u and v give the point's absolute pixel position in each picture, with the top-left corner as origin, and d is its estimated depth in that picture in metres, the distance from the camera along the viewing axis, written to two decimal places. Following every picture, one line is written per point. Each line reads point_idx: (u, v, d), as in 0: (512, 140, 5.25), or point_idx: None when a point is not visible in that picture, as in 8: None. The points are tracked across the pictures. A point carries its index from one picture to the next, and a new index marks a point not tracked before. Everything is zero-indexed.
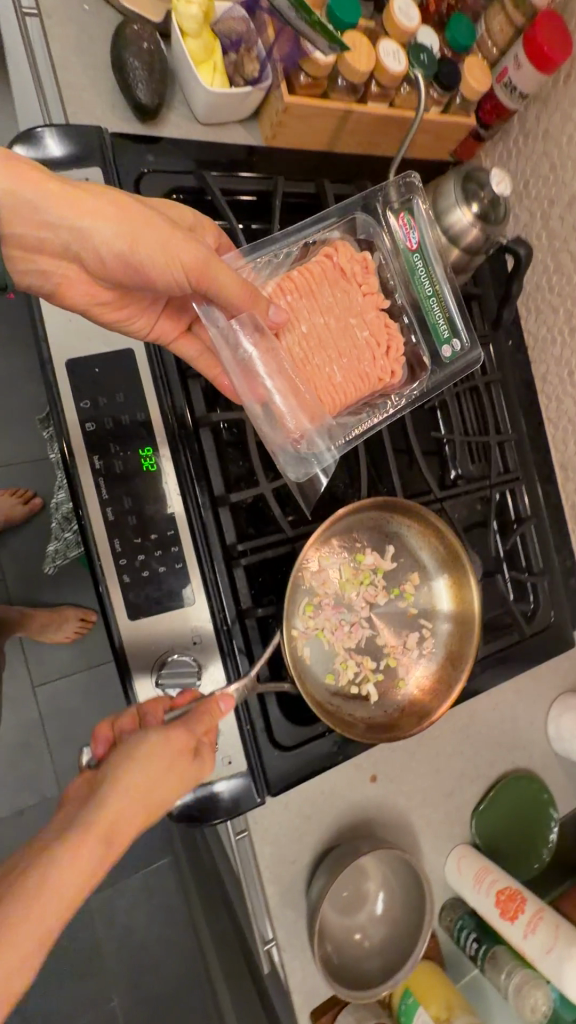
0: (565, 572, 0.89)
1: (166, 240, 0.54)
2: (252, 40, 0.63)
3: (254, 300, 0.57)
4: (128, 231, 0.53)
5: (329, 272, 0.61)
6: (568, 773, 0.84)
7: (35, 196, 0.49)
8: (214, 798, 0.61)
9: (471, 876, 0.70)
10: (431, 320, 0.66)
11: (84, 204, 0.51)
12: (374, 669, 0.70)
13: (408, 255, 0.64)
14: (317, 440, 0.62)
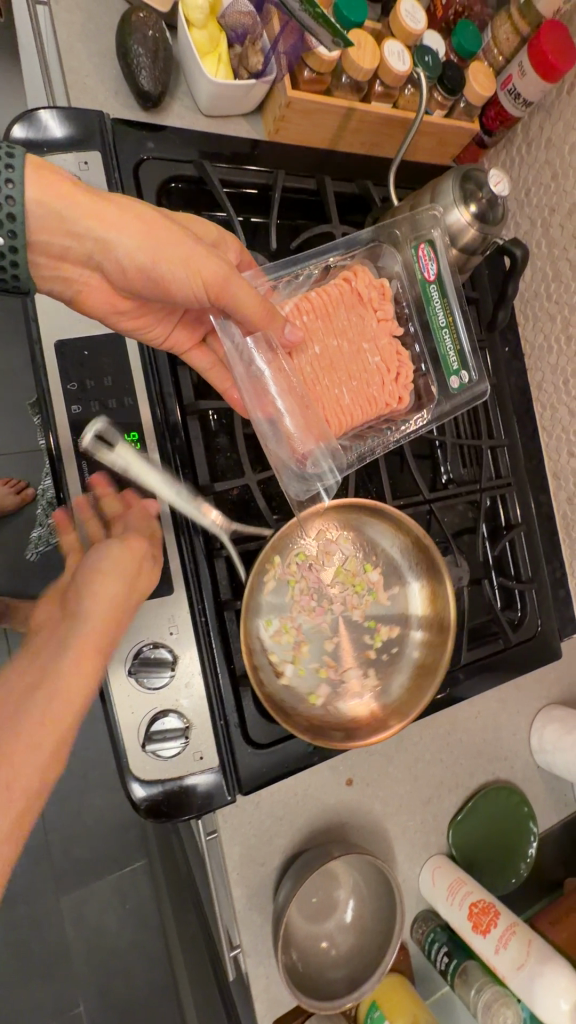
0: (555, 582, 0.87)
1: (191, 254, 0.54)
2: (257, 32, 0.63)
3: (270, 319, 0.58)
4: (150, 241, 0.53)
5: (347, 296, 0.63)
6: (550, 786, 0.82)
7: (65, 208, 0.50)
8: (183, 794, 0.60)
9: (445, 887, 0.68)
10: (442, 348, 0.66)
11: (106, 214, 0.52)
12: (305, 661, 0.68)
13: (426, 288, 0.65)
14: (321, 459, 0.61)
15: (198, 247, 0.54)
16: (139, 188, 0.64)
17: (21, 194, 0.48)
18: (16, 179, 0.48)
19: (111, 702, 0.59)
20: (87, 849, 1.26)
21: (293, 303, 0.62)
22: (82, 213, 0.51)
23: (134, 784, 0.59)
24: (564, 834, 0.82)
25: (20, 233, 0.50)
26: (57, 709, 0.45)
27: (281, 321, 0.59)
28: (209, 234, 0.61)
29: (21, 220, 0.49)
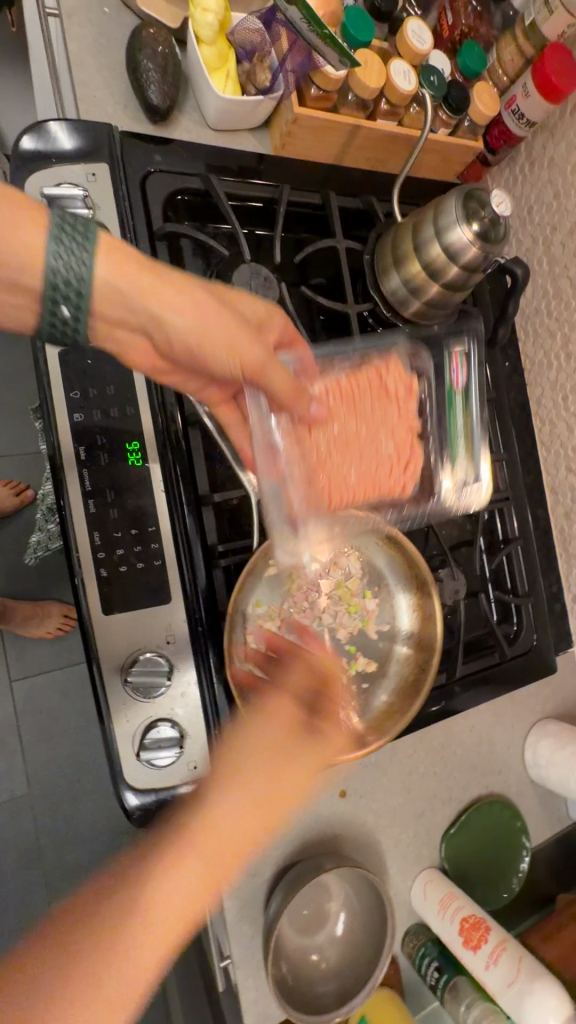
0: (551, 596, 0.88)
1: (231, 333, 0.52)
2: (265, 49, 0.63)
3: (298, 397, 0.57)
4: (199, 326, 0.51)
5: (374, 381, 0.63)
6: (543, 801, 0.82)
7: (127, 288, 0.48)
8: (176, 804, 0.60)
9: (437, 902, 0.68)
10: (453, 450, 0.70)
11: (162, 293, 0.49)
12: (280, 654, 0.68)
13: (452, 394, 0.71)
14: (309, 543, 0.60)
15: (240, 328, 0.53)
16: (145, 199, 0.64)
17: (91, 273, 0.45)
18: (88, 256, 0.45)
19: (107, 709, 0.59)
20: (79, 857, 1.25)
21: (323, 383, 0.61)
22: (144, 293, 0.48)
23: (128, 792, 0.59)
24: (557, 851, 0.82)
25: (83, 308, 0.47)
26: (146, 944, 0.44)
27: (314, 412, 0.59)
28: (256, 315, 0.56)
29: (86, 298, 0.46)
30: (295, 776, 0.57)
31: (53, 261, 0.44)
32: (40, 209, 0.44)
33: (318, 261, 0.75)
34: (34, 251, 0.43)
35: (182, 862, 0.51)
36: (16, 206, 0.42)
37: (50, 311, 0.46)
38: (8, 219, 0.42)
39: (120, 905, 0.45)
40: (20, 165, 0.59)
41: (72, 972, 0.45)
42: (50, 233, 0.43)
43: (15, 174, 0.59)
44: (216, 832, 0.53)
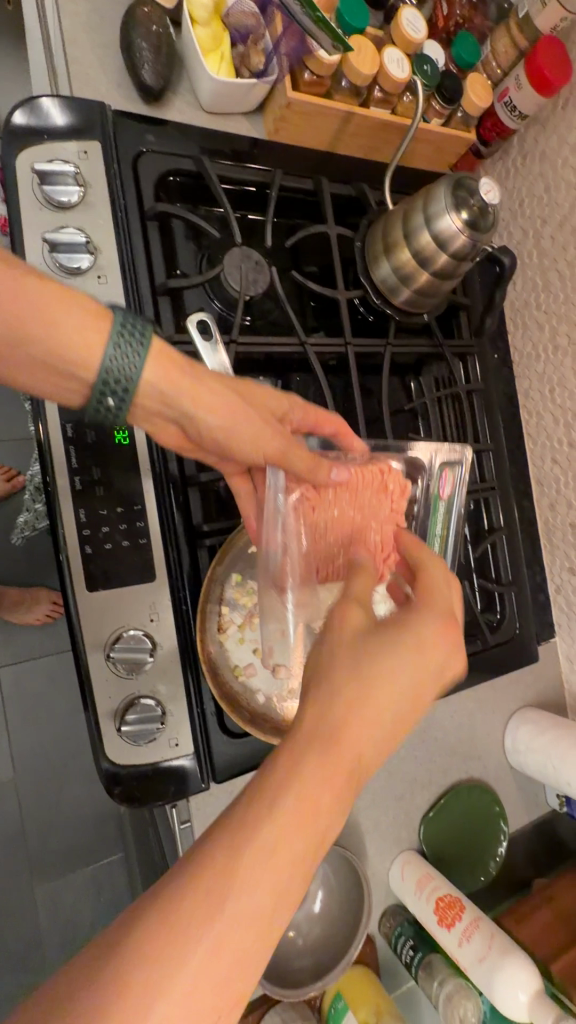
0: (535, 587, 0.89)
1: (258, 432, 0.55)
2: (259, 33, 0.64)
3: (317, 471, 0.58)
4: (228, 424, 0.53)
5: (383, 481, 0.61)
6: (522, 787, 0.83)
7: (167, 387, 0.51)
8: (158, 779, 0.61)
9: (414, 882, 0.69)
10: None
11: (201, 396, 0.52)
12: (251, 633, 0.62)
13: (436, 504, 0.67)
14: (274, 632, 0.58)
15: (265, 424, 0.55)
16: (137, 179, 0.64)
17: (139, 374, 0.48)
18: (139, 358, 0.48)
19: (89, 686, 0.59)
20: (64, 841, 1.25)
21: (340, 463, 0.60)
22: (181, 386, 0.51)
23: (109, 769, 0.59)
24: (535, 836, 0.83)
25: (126, 400, 0.50)
26: (242, 916, 0.28)
27: (321, 493, 0.59)
28: (279, 407, 0.58)
29: (130, 393, 0.49)
30: (396, 677, 0.37)
31: (108, 358, 0.47)
32: (104, 313, 0.47)
33: (309, 247, 0.75)
34: (92, 349, 0.47)
35: (257, 840, 0.30)
36: (81, 308, 0.46)
37: (97, 399, 0.49)
38: (72, 319, 0.46)
39: (193, 881, 0.29)
40: (12, 141, 0.59)
41: (191, 939, 0.27)
42: (111, 336, 0.47)
43: (7, 149, 0.59)
44: (317, 788, 0.32)
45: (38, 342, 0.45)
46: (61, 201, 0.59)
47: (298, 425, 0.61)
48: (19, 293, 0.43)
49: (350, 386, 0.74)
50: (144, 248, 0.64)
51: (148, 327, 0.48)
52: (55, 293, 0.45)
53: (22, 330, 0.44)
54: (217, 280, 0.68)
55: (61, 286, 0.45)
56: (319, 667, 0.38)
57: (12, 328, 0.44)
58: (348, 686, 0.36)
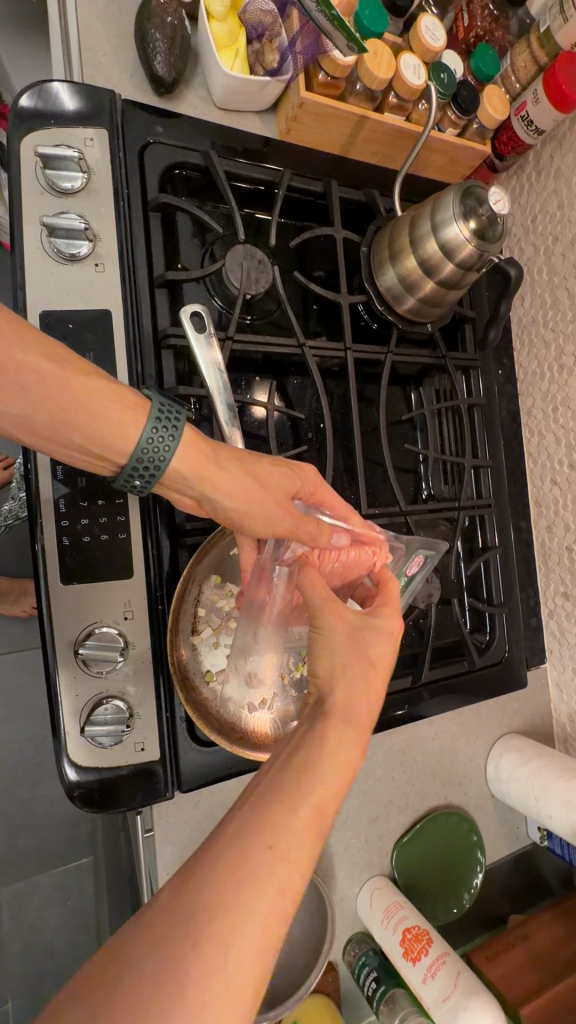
0: (529, 611, 0.86)
1: (270, 505, 0.53)
2: (275, 29, 0.63)
3: (318, 534, 0.55)
4: (241, 512, 0.52)
5: (375, 547, 0.58)
6: (503, 817, 0.81)
7: (187, 476, 0.50)
8: (119, 782, 0.58)
9: (381, 910, 0.67)
10: None
11: (215, 476, 0.51)
12: (224, 638, 0.61)
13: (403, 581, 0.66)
14: (257, 696, 0.59)
15: (273, 506, 0.53)
16: (142, 171, 0.64)
17: (170, 457, 0.48)
18: (173, 447, 0.48)
19: (57, 682, 0.57)
20: (34, 841, 1.22)
21: (338, 526, 0.57)
22: (204, 476, 0.51)
23: (71, 770, 0.57)
24: (513, 869, 0.80)
25: (154, 480, 0.49)
26: (299, 862, 0.31)
27: (317, 558, 0.56)
28: (291, 486, 0.55)
29: (159, 475, 0.49)
30: (386, 667, 0.43)
31: (143, 443, 0.47)
32: (143, 402, 0.48)
33: (316, 249, 0.74)
34: (128, 435, 0.47)
35: (303, 799, 0.33)
36: (120, 395, 0.46)
37: (125, 478, 0.49)
38: (111, 407, 0.46)
39: (246, 840, 0.31)
40: (18, 123, 0.58)
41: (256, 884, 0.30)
42: (150, 419, 0.47)
43: (12, 130, 0.58)
44: (341, 751, 0.36)
45: (75, 430, 0.45)
46: (64, 187, 0.58)
47: (308, 497, 0.57)
48: (64, 388, 0.43)
49: (348, 393, 0.73)
50: (144, 240, 0.63)
51: (183, 415, 0.49)
52: (99, 386, 0.45)
53: (62, 419, 0.44)
54: (218, 277, 0.66)
55: (104, 377, 0.46)
56: (333, 664, 0.41)
57: (52, 417, 0.44)
58: (355, 673, 0.41)
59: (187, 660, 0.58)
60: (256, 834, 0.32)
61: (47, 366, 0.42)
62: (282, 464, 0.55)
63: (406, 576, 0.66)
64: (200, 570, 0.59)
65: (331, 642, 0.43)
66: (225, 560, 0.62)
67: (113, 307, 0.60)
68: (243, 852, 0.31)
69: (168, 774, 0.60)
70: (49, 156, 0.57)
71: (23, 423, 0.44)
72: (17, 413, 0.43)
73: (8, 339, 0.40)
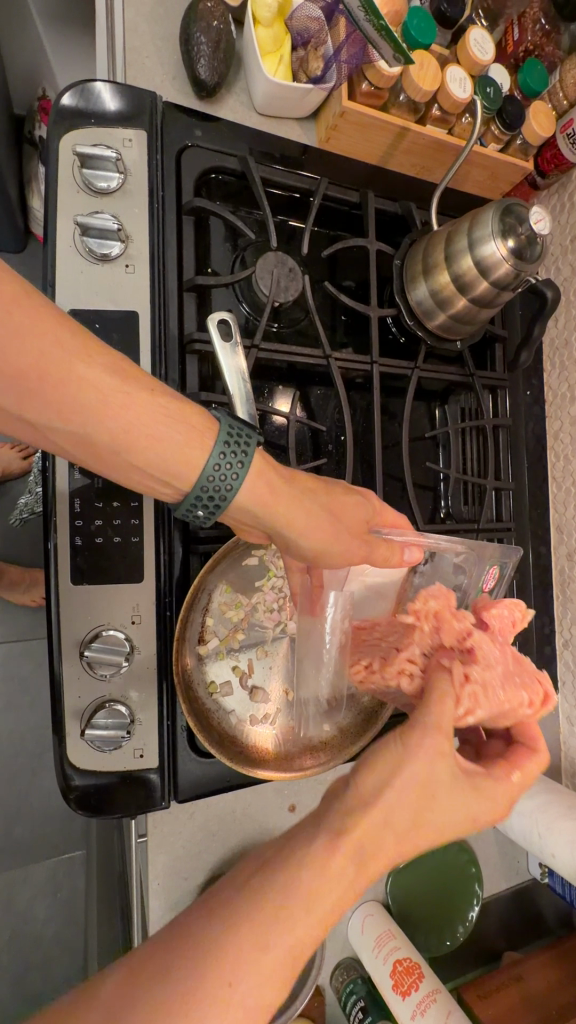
0: (542, 639, 0.83)
1: (313, 517, 0.51)
2: (321, 39, 0.63)
3: (389, 556, 0.53)
4: (299, 513, 0.50)
5: (528, 696, 0.43)
6: (503, 850, 0.79)
7: (247, 488, 0.48)
8: (117, 789, 0.58)
9: (373, 938, 0.65)
10: None
11: (263, 473, 0.49)
12: (231, 648, 0.60)
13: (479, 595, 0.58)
14: (271, 709, 0.61)
15: (344, 531, 0.52)
16: (178, 173, 0.63)
17: (237, 488, 0.47)
18: (239, 478, 0.47)
19: (60, 681, 0.57)
20: (29, 830, 1.23)
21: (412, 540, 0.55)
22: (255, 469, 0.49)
23: (70, 770, 0.57)
24: (509, 906, 0.78)
25: (217, 512, 0.48)
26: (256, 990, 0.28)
27: (454, 685, 0.40)
28: (366, 516, 0.55)
29: (223, 505, 0.48)
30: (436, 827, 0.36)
31: (209, 471, 0.46)
32: (212, 426, 0.46)
33: (348, 261, 0.73)
34: (194, 463, 0.46)
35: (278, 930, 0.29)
36: (191, 422, 0.45)
37: (188, 506, 0.48)
38: (179, 433, 0.44)
39: (148, 963, 0.28)
40: (59, 120, 0.58)
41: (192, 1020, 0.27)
42: (217, 445, 0.46)
43: (52, 128, 0.58)
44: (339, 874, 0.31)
45: (132, 450, 0.43)
46: (100, 186, 0.58)
47: (380, 523, 0.57)
48: (118, 392, 0.41)
49: (370, 405, 0.71)
50: (177, 241, 0.63)
51: (252, 439, 0.47)
52: (161, 399, 0.43)
53: (115, 438, 0.42)
54: (248, 284, 0.66)
55: (171, 398, 0.44)
56: (381, 780, 0.34)
57: (106, 435, 0.42)
58: (404, 798, 0.34)
59: (191, 668, 0.58)
60: (208, 958, 0.28)
61: (111, 382, 0.40)
62: (358, 491, 0.56)
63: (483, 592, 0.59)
64: (207, 576, 0.57)
65: (405, 776, 0.34)
66: (238, 562, 0.61)
67: (141, 309, 0.60)
68: (153, 996, 0.27)
69: (166, 794, 0.59)
70: (87, 155, 0.57)
71: (85, 439, 0.42)
72: (72, 428, 0.41)
73: (64, 335, 0.38)
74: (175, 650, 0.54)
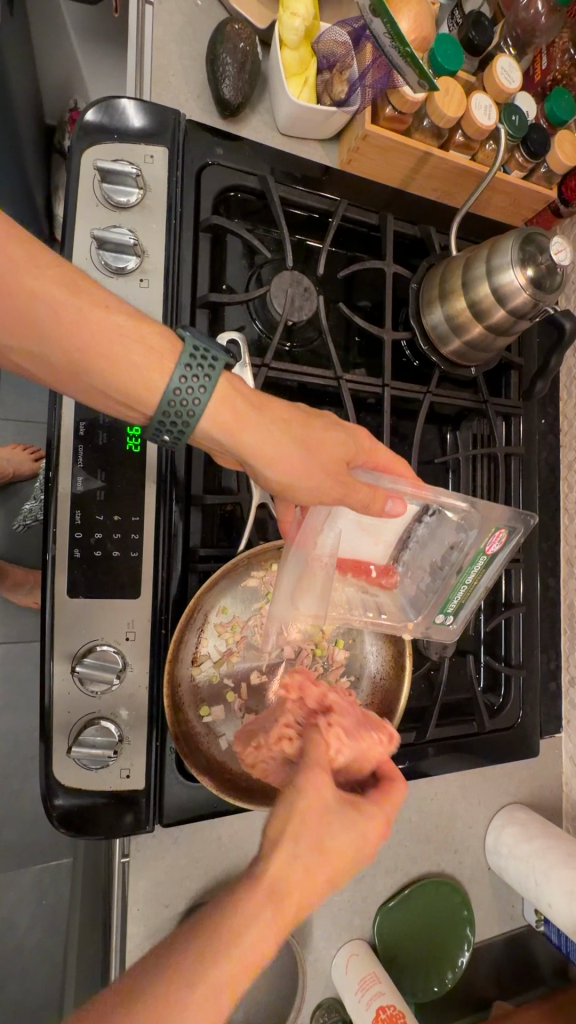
0: (547, 674, 0.81)
1: (280, 446, 0.50)
2: (347, 62, 0.62)
3: (372, 501, 0.52)
4: (270, 446, 0.50)
5: (382, 739, 0.46)
6: (498, 893, 0.76)
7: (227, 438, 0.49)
8: (101, 809, 0.57)
9: (356, 981, 0.63)
10: (448, 599, 0.59)
11: None
12: (224, 666, 0.59)
13: (477, 561, 0.57)
14: None
15: (324, 469, 0.51)
16: (198, 190, 0.64)
17: (199, 412, 0.46)
18: (203, 396, 0.46)
19: (50, 697, 0.56)
20: (17, 834, 1.22)
21: (396, 491, 0.54)
22: None
23: (53, 788, 0.56)
24: (502, 952, 0.75)
25: (183, 434, 0.48)
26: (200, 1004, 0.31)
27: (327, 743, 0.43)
28: (345, 450, 0.53)
29: (190, 426, 0.47)
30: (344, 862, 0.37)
31: (172, 389, 0.45)
32: (176, 346, 0.46)
33: (364, 282, 0.73)
34: (153, 383, 0.45)
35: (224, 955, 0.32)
36: (152, 343, 0.44)
37: (154, 430, 0.47)
38: (141, 355, 0.44)
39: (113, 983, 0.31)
40: (82, 135, 0.58)
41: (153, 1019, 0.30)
42: (179, 364, 0.45)
43: (75, 142, 0.58)
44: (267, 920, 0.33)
45: (90, 371, 0.43)
46: (119, 201, 0.58)
47: (364, 464, 0.55)
48: (80, 317, 0.41)
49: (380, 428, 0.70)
50: (193, 256, 0.63)
51: (219, 360, 0.46)
52: (124, 321, 0.43)
53: (80, 364, 0.42)
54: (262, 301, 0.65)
55: (132, 317, 0.44)
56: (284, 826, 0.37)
57: (68, 358, 0.42)
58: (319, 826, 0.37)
59: (182, 690, 0.57)
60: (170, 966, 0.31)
61: (66, 299, 0.40)
62: (339, 428, 0.53)
63: (484, 556, 0.57)
64: (205, 594, 0.55)
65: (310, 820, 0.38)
66: (239, 571, 0.59)
67: None
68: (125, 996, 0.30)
69: (150, 817, 0.58)
70: (107, 170, 0.57)
71: (41, 357, 0.42)
72: (30, 350, 0.41)
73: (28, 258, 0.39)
74: (169, 663, 0.53)
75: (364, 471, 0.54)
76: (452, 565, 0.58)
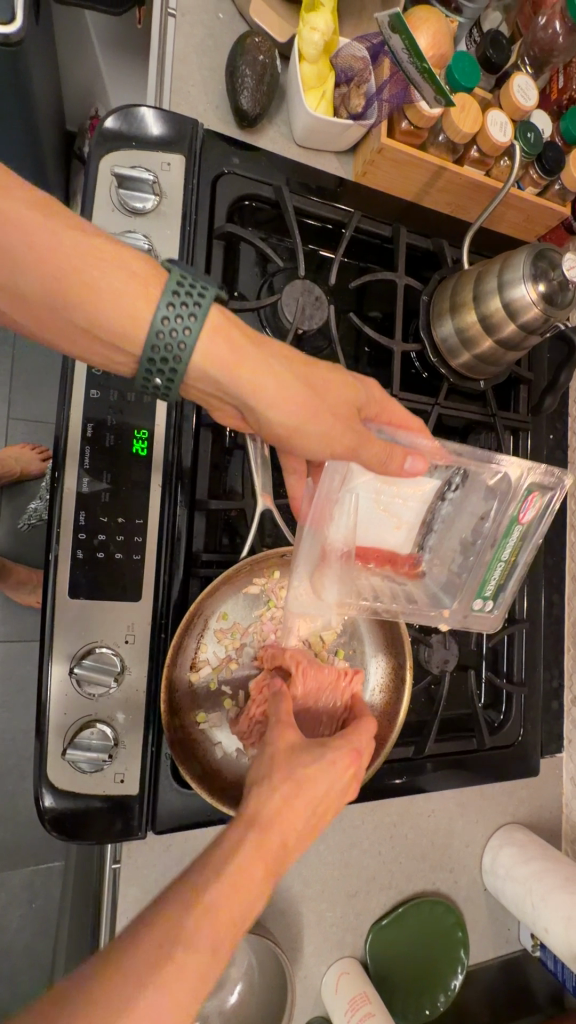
0: (549, 693, 0.80)
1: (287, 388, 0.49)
2: (365, 76, 0.64)
3: (389, 457, 0.52)
4: (271, 387, 0.49)
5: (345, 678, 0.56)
6: (493, 915, 0.75)
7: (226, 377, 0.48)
8: (93, 813, 0.56)
9: (346, 1001, 0.62)
10: (486, 578, 0.59)
11: None
12: (223, 670, 0.59)
13: (512, 529, 0.58)
14: None
15: (332, 415, 0.51)
16: (213, 198, 0.64)
17: (190, 348, 0.45)
18: (193, 327, 0.44)
19: (47, 698, 0.56)
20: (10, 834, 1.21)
21: (415, 448, 0.54)
22: None
23: (45, 789, 0.55)
24: (496, 977, 0.73)
25: (175, 375, 0.46)
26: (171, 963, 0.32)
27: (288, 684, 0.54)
28: (355, 398, 0.54)
29: (182, 363, 0.45)
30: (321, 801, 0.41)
31: (158, 324, 0.43)
32: (162, 278, 0.44)
33: (375, 294, 0.73)
34: (139, 318, 0.43)
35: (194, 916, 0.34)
36: (138, 275, 0.43)
37: (145, 374, 0.46)
38: (125, 285, 0.42)
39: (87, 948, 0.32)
40: (101, 140, 0.59)
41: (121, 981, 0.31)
42: (164, 296, 0.43)
43: (94, 146, 0.59)
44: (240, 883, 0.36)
45: (75, 308, 0.41)
46: (135, 206, 0.58)
47: (375, 417, 0.56)
48: (61, 243, 0.39)
49: None
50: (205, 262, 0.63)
51: (207, 292, 0.44)
52: (108, 248, 0.41)
53: (67, 301, 0.41)
54: (273, 309, 0.65)
55: (114, 245, 0.42)
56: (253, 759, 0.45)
57: (51, 290, 0.40)
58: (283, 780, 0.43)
59: (179, 695, 0.57)
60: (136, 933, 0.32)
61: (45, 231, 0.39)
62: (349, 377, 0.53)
63: (518, 525, 0.58)
64: (204, 600, 0.55)
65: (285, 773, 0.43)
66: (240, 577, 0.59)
67: None
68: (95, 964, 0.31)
69: (143, 823, 0.57)
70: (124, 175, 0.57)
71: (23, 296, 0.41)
72: (10, 284, 0.40)
73: (15, 194, 0.38)
74: (167, 668, 0.53)
75: (379, 426, 0.55)
76: (485, 537, 0.59)
